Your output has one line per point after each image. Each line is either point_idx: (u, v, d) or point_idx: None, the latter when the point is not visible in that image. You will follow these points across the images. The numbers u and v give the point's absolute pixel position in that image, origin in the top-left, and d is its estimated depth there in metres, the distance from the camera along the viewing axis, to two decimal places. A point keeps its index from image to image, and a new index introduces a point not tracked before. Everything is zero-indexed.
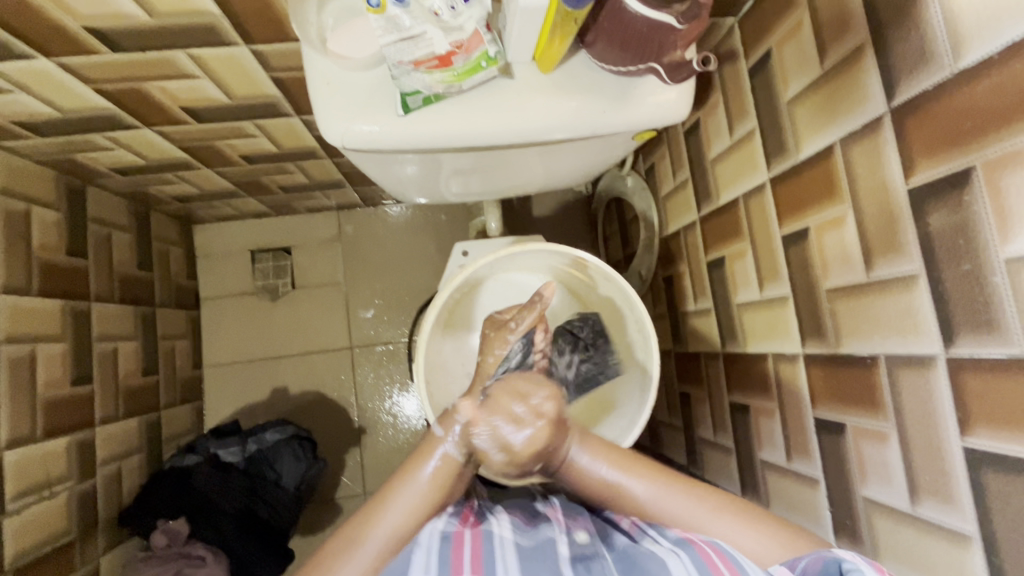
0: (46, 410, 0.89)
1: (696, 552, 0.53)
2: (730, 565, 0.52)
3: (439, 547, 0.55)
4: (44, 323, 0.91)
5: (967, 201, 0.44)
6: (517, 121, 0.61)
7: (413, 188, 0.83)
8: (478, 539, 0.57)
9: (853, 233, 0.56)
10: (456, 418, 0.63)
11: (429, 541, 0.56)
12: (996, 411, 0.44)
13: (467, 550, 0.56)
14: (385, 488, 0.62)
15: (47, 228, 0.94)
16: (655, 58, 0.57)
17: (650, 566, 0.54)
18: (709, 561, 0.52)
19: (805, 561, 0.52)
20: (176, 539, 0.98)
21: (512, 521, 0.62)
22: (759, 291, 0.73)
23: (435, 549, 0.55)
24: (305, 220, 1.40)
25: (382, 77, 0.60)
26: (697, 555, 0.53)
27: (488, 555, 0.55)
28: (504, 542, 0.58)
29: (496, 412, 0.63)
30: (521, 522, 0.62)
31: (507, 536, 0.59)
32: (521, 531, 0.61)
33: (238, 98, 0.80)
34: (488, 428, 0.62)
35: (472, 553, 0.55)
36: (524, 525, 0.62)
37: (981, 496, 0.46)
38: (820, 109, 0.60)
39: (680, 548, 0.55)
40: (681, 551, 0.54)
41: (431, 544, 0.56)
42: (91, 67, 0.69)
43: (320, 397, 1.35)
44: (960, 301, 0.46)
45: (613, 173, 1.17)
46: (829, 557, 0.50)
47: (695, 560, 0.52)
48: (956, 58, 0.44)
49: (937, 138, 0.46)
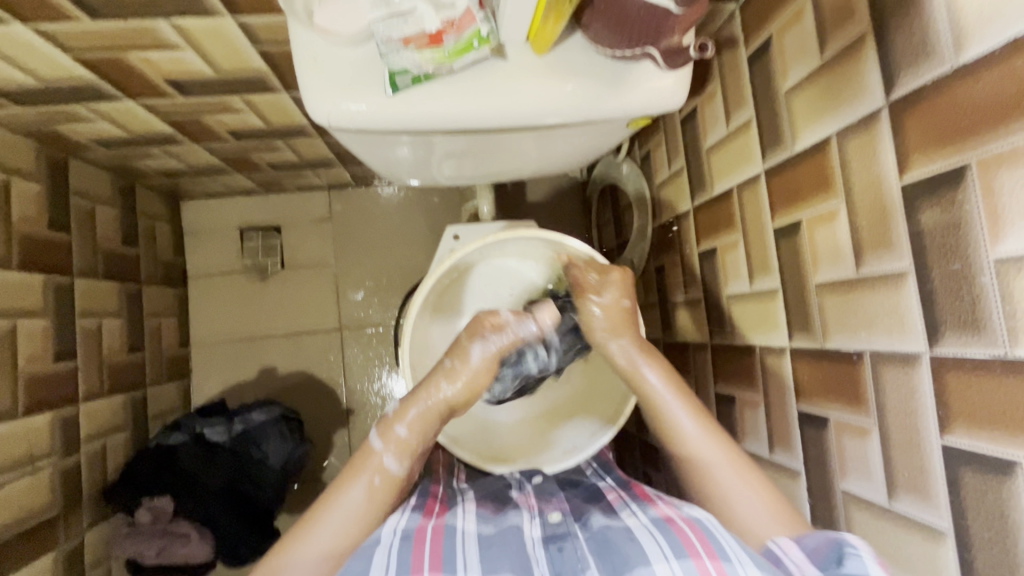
0: (28, 385, 0.88)
1: (675, 535, 0.53)
2: (707, 543, 0.51)
3: (400, 546, 0.55)
4: (25, 297, 0.89)
5: (961, 199, 0.44)
6: (510, 103, 0.59)
7: (405, 170, 0.82)
8: (439, 535, 0.57)
9: (845, 229, 0.56)
10: (393, 430, 0.64)
11: (391, 540, 0.56)
12: (977, 411, 0.44)
13: (429, 547, 0.55)
14: (321, 501, 0.61)
15: (27, 201, 0.91)
16: (652, 43, 0.55)
17: (623, 547, 0.54)
18: (685, 540, 0.52)
19: (812, 540, 0.53)
20: (161, 517, 1.00)
21: (479, 513, 0.64)
22: (749, 283, 0.73)
23: (397, 547, 0.55)
24: (295, 199, 1.38)
25: (372, 54, 0.58)
26: (675, 538, 0.53)
27: (450, 552, 0.55)
28: (466, 535, 0.58)
29: (427, 413, 0.66)
30: (488, 512, 0.64)
31: (469, 529, 0.60)
32: (486, 520, 0.62)
33: (223, 71, 0.78)
34: (414, 427, 0.65)
35: (434, 547, 0.55)
36: (491, 514, 0.64)
37: (957, 493, 0.46)
38: (818, 101, 0.59)
39: (658, 529, 0.55)
40: (658, 533, 0.54)
41: (392, 544, 0.55)
42: (69, 34, 0.66)
43: (309, 378, 1.34)
44: (947, 301, 0.46)
45: (608, 160, 1.15)
46: (836, 539, 0.51)
47: (672, 541, 0.52)
48: (957, 52, 0.43)
49: (932, 134, 0.46)
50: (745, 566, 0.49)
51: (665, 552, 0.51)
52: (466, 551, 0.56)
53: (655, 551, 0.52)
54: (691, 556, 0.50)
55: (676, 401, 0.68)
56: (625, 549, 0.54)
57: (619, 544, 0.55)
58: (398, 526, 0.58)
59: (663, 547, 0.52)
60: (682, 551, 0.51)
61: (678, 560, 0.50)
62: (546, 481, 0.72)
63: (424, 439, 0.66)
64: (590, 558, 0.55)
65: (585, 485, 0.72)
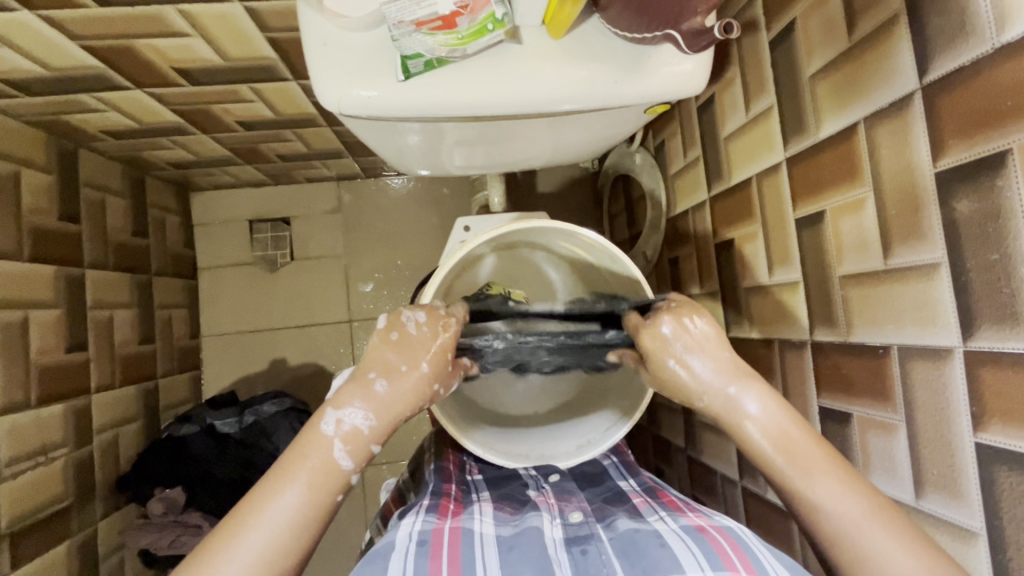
0: (40, 376, 0.88)
1: (709, 544, 0.52)
2: (742, 553, 0.50)
3: (416, 552, 0.53)
4: (37, 288, 0.89)
5: (1000, 185, 0.42)
6: (525, 89, 0.57)
7: (415, 159, 0.80)
8: (456, 538, 0.56)
9: (872, 218, 0.54)
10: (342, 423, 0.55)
11: (406, 547, 0.53)
12: (1015, 408, 0.42)
13: (447, 554, 0.53)
14: (247, 509, 0.51)
15: (38, 192, 0.91)
16: (673, 25, 0.53)
17: (654, 553, 0.53)
18: (719, 549, 0.51)
19: None
20: (173, 508, 1.00)
21: (496, 516, 0.63)
22: (768, 275, 0.71)
23: (413, 554, 0.52)
24: (304, 190, 1.37)
25: (382, 38, 0.56)
26: (709, 547, 0.51)
27: (468, 557, 0.54)
28: (484, 538, 0.57)
29: (388, 416, 0.56)
30: (506, 515, 0.63)
31: (487, 532, 0.59)
32: (504, 523, 0.61)
33: (231, 59, 0.76)
34: (370, 430, 0.55)
35: (452, 552, 0.54)
36: (510, 515, 0.63)
37: (991, 493, 0.44)
38: (845, 86, 0.56)
39: (689, 537, 0.54)
40: (690, 541, 0.53)
41: (409, 550, 0.53)
42: (76, 21, 0.65)
43: (318, 370, 1.34)
44: (984, 293, 0.44)
45: (621, 150, 1.13)
46: None
47: (706, 550, 0.51)
48: (999, 31, 0.41)
49: (971, 119, 0.44)
50: None
51: (700, 562, 0.49)
52: (486, 554, 0.54)
53: (690, 559, 0.50)
54: (728, 569, 0.48)
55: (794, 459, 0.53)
56: (656, 556, 0.52)
57: (650, 550, 0.53)
58: (414, 530, 0.57)
59: (697, 556, 0.50)
60: (716, 562, 0.49)
61: (713, 570, 0.48)
62: (563, 479, 0.71)
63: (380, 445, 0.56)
64: (615, 560, 0.54)
65: (607, 484, 0.72)
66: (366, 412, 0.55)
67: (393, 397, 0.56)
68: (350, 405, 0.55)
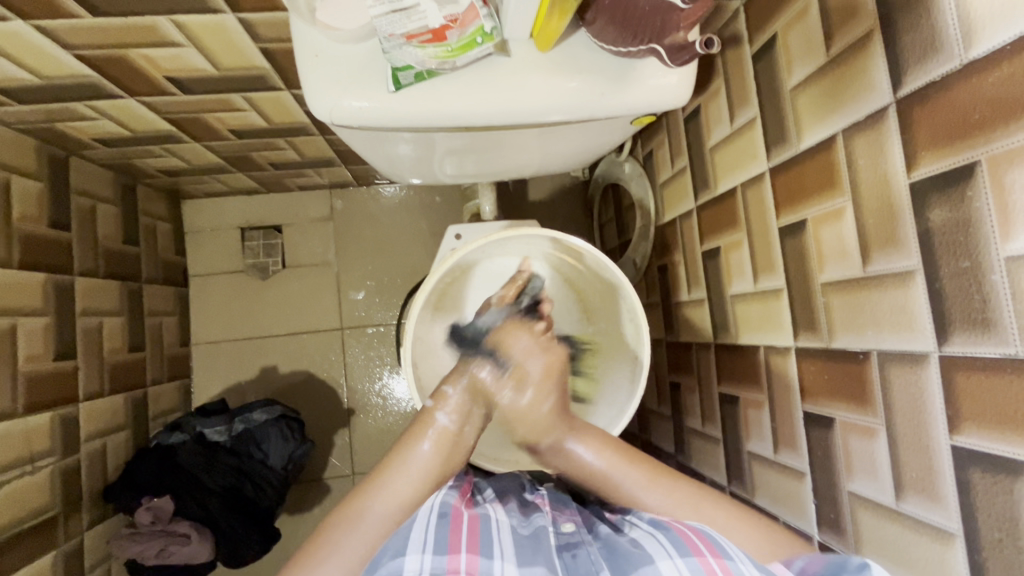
0: (28, 384, 0.87)
1: (674, 533, 0.54)
2: (707, 541, 0.52)
3: (437, 523, 0.55)
4: (26, 295, 0.89)
5: (970, 195, 0.43)
6: (513, 100, 0.58)
7: (406, 168, 0.81)
8: (475, 520, 0.57)
9: (851, 227, 0.55)
10: (446, 394, 0.69)
11: (428, 519, 0.56)
12: (988, 411, 0.43)
13: (466, 531, 0.55)
14: (388, 461, 0.65)
15: (28, 200, 0.91)
16: (657, 39, 0.55)
17: (627, 551, 0.54)
18: (686, 538, 0.53)
19: (803, 561, 0.53)
20: (161, 516, 0.99)
21: (507, 509, 0.64)
22: (753, 283, 0.73)
23: (433, 526, 0.55)
24: (296, 198, 1.37)
25: (373, 50, 0.57)
26: (676, 536, 0.54)
27: (487, 538, 0.55)
28: (500, 524, 0.59)
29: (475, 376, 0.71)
30: (516, 509, 0.64)
31: (501, 519, 0.60)
32: (514, 516, 0.62)
33: (224, 69, 0.77)
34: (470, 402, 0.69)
35: (471, 529, 0.55)
36: (517, 511, 0.64)
37: (966, 494, 0.46)
38: (823, 99, 0.58)
39: (659, 530, 0.56)
40: (659, 533, 0.55)
41: (429, 522, 0.55)
42: (70, 31, 0.66)
43: (310, 377, 1.34)
44: (957, 299, 0.45)
45: (610, 159, 1.15)
46: (836, 556, 0.50)
47: (673, 539, 0.53)
48: (967, 48, 0.43)
49: (942, 130, 0.45)
50: (744, 563, 0.50)
51: (668, 550, 0.52)
52: (501, 539, 0.56)
53: (660, 549, 0.52)
54: (696, 554, 0.50)
55: (622, 471, 0.65)
56: (630, 552, 0.54)
57: (627, 549, 0.55)
58: (436, 503, 0.59)
59: (665, 545, 0.53)
60: (684, 549, 0.51)
61: (683, 557, 0.50)
62: (557, 488, 0.71)
63: (477, 396, 0.70)
64: (603, 564, 0.54)
65: (596, 498, 0.71)
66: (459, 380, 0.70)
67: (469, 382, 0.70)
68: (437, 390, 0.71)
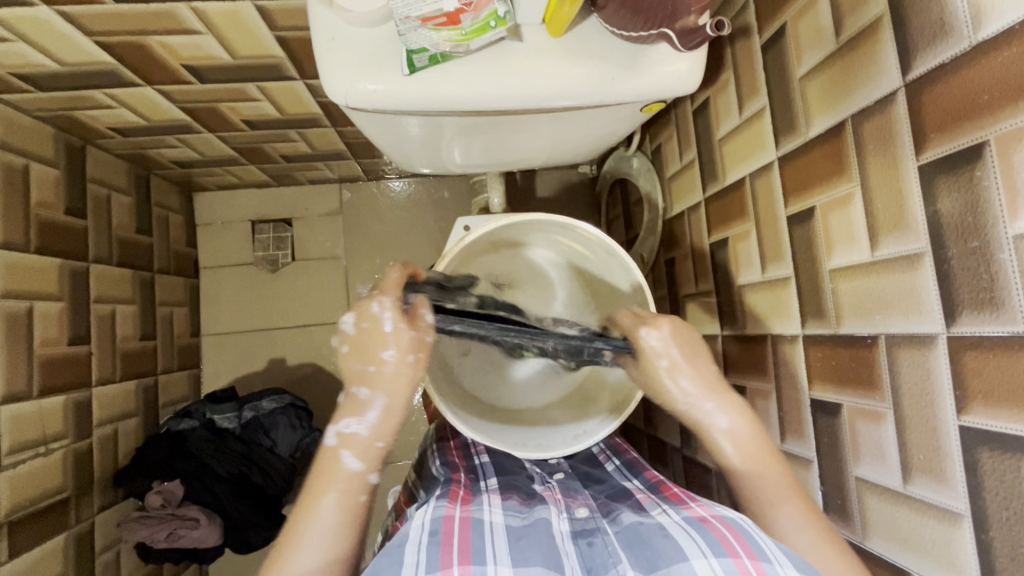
0: (42, 367, 0.89)
1: (710, 532, 0.51)
2: (744, 541, 0.49)
3: (428, 542, 0.52)
4: (43, 280, 0.91)
5: (979, 175, 0.44)
6: (524, 86, 0.59)
7: (416, 152, 0.82)
8: (466, 527, 0.55)
9: (859, 213, 0.56)
10: (358, 434, 0.59)
11: (419, 538, 0.53)
12: (996, 389, 0.44)
13: (457, 542, 0.53)
14: (293, 521, 0.55)
15: (46, 186, 0.93)
16: (667, 24, 0.56)
17: (657, 543, 0.53)
18: (721, 538, 0.50)
19: None
20: (170, 500, 1.00)
21: (505, 505, 0.63)
22: (761, 272, 0.73)
23: (425, 544, 0.52)
24: (306, 192, 1.39)
25: (388, 34, 0.59)
26: (712, 536, 0.51)
27: (477, 539, 0.54)
28: (494, 526, 0.57)
29: (384, 415, 0.60)
30: (515, 505, 0.64)
31: (497, 521, 0.59)
32: (513, 513, 0.62)
33: (240, 59, 0.79)
34: (377, 438, 0.60)
35: (462, 540, 0.53)
36: (519, 505, 0.64)
37: (975, 474, 0.46)
38: (831, 86, 0.59)
39: (692, 527, 0.53)
40: (693, 531, 0.52)
41: (421, 539, 0.53)
42: (92, 17, 0.67)
43: (317, 370, 1.35)
44: (965, 279, 0.45)
45: (618, 154, 1.16)
46: None
47: (709, 539, 0.50)
48: (976, 29, 0.43)
49: (949, 114, 0.46)
50: (785, 565, 0.46)
51: (703, 549, 0.49)
52: (495, 542, 0.54)
53: (693, 548, 0.49)
54: (731, 556, 0.47)
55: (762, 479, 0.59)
56: (660, 545, 0.52)
57: (656, 541, 0.53)
58: (426, 519, 0.57)
59: (700, 544, 0.50)
60: (720, 549, 0.48)
61: (717, 557, 0.47)
62: (567, 479, 0.75)
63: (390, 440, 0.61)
64: (620, 551, 0.54)
65: (610, 483, 0.74)
66: (363, 417, 0.60)
67: (380, 420, 0.60)
68: (343, 418, 0.60)
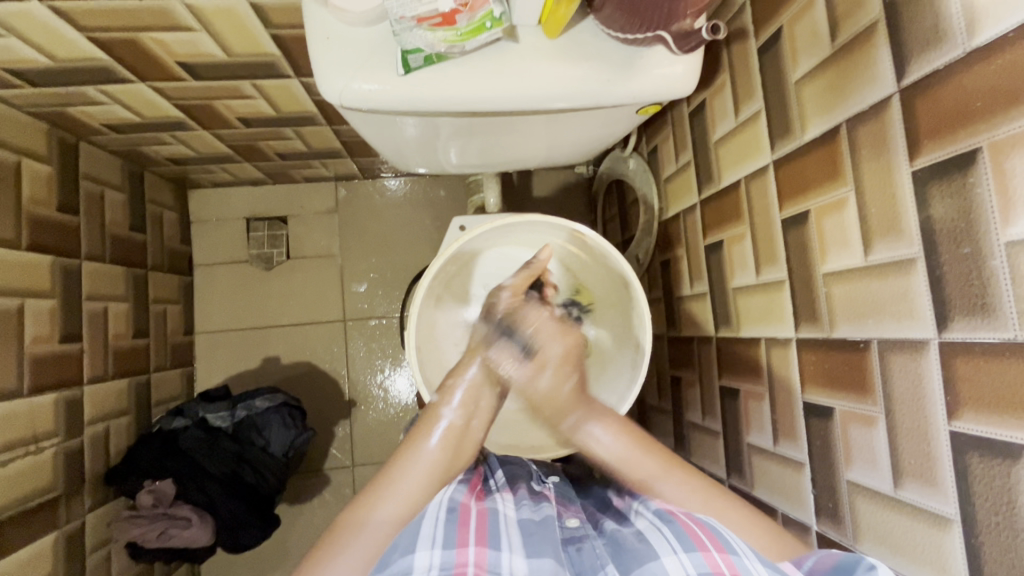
0: (33, 365, 0.88)
1: (680, 527, 0.53)
2: (713, 536, 0.51)
3: (446, 519, 0.55)
4: (34, 277, 0.90)
5: (971, 181, 0.44)
6: (520, 87, 0.59)
7: (412, 152, 0.82)
8: (484, 515, 0.57)
9: (853, 217, 0.56)
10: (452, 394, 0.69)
11: (437, 514, 0.56)
12: (987, 395, 0.44)
13: (473, 524, 0.55)
14: (393, 461, 0.64)
15: (38, 183, 0.92)
16: (664, 26, 0.55)
17: (633, 547, 0.54)
18: (691, 532, 0.52)
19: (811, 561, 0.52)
20: (162, 500, 1.00)
21: (518, 499, 0.64)
22: (756, 276, 0.73)
23: (442, 521, 0.55)
24: (302, 190, 1.38)
25: (384, 34, 0.58)
26: (681, 531, 0.53)
27: (495, 529, 0.55)
28: (509, 519, 0.58)
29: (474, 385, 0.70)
30: (527, 498, 0.65)
31: (511, 514, 0.60)
32: (526, 506, 0.63)
33: (235, 56, 0.78)
34: (476, 399, 0.69)
35: (478, 525, 0.55)
36: (530, 499, 0.65)
37: (965, 480, 0.46)
38: (827, 91, 0.59)
39: (664, 523, 0.55)
40: (665, 528, 0.54)
41: (439, 515, 0.55)
42: (83, 13, 0.66)
43: (311, 369, 1.34)
44: (956, 285, 0.46)
45: (615, 155, 1.16)
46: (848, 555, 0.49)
47: (679, 535, 0.52)
48: (970, 36, 0.43)
49: (942, 119, 0.46)
50: (750, 559, 0.49)
51: (673, 545, 0.51)
52: (510, 533, 0.56)
53: (664, 545, 0.52)
54: (699, 549, 0.49)
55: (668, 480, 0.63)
56: (636, 548, 0.54)
57: (632, 545, 0.55)
58: (444, 498, 0.59)
59: (670, 541, 0.52)
60: (689, 544, 0.50)
61: (686, 552, 0.50)
62: (563, 485, 0.74)
63: (481, 399, 0.70)
64: (607, 558, 0.55)
65: (597, 493, 0.73)
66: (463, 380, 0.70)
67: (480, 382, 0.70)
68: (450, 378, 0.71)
